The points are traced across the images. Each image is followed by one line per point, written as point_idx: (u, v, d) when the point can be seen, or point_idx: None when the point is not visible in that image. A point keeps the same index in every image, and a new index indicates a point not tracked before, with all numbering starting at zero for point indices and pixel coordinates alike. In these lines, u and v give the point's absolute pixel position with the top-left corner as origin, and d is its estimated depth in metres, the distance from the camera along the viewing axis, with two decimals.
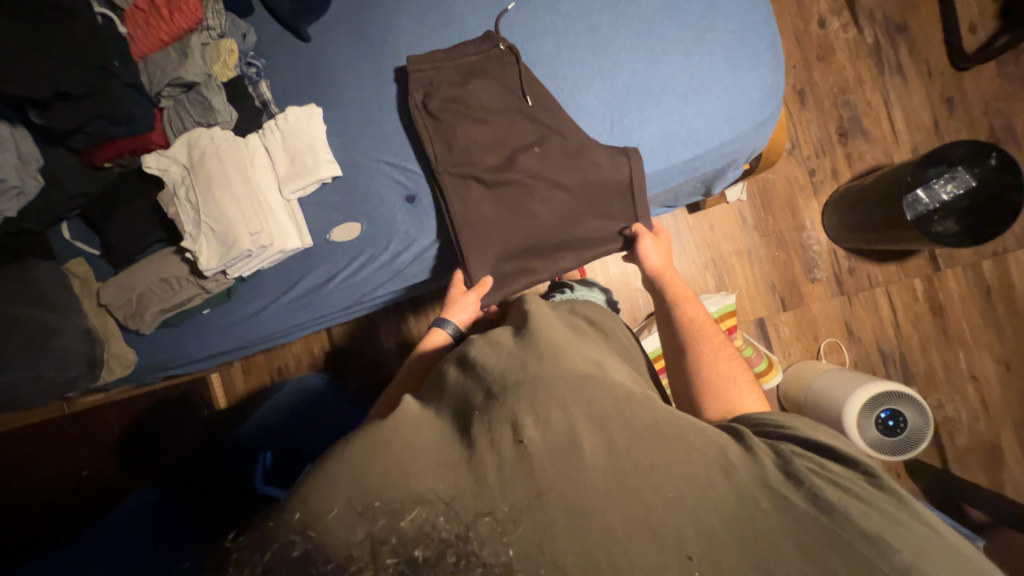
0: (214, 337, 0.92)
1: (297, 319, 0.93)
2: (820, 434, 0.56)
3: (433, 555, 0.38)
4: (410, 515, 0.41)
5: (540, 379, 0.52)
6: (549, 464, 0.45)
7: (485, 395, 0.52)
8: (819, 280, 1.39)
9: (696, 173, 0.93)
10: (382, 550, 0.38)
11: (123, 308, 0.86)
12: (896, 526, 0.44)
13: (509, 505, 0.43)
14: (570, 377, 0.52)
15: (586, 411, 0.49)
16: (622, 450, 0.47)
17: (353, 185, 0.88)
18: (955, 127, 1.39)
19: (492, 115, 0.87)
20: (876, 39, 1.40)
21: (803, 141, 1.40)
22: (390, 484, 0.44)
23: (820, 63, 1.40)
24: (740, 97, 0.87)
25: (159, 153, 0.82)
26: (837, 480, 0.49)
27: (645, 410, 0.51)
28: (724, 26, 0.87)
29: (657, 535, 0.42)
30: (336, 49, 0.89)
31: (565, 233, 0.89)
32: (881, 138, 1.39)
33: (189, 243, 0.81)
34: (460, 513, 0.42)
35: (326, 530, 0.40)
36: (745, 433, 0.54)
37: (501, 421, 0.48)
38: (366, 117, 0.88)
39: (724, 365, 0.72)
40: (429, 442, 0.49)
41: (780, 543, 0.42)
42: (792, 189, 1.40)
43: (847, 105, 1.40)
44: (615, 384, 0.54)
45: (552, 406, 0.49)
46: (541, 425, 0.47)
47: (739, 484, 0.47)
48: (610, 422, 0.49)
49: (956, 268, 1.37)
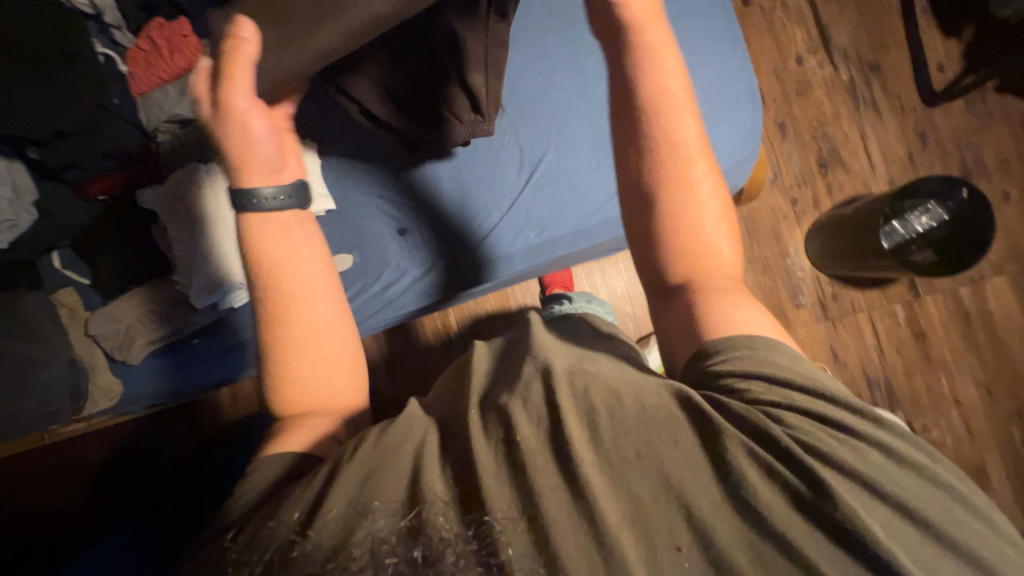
0: (194, 369, 0.90)
1: (211, 369, 0.91)
2: (800, 367, 0.51)
3: (431, 555, 0.39)
4: (405, 518, 0.42)
5: (532, 378, 0.51)
6: (541, 461, 0.44)
7: (479, 402, 0.51)
8: (804, 306, 1.42)
9: None
10: (382, 549, 0.39)
11: (112, 338, 0.86)
12: (894, 519, 0.42)
13: (507, 495, 0.43)
14: (558, 372, 0.51)
15: (574, 400, 0.48)
16: (608, 442, 0.45)
17: (346, 217, 0.91)
18: (928, 159, 1.46)
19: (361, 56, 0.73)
20: (850, 76, 1.47)
21: (785, 171, 1.45)
22: (390, 483, 0.46)
23: (799, 98, 1.46)
24: (720, 138, 0.91)
25: (154, 190, 0.84)
26: (839, 454, 0.43)
27: (634, 397, 0.48)
28: (704, 70, 0.91)
29: (642, 525, 0.41)
30: None
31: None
32: (858, 169, 1.45)
33: (180, 276, 0.82)
34: (454, 514, 0.42)
35: (324, 529, 0.42)
36: (729, 402, 0.47)
37: (492, 423, 0.48)
38: (364, 154, 0.92)
39: (709, 225, 0.61)
40: (420, 449, 0.49)
41: (772, 518, 0.41)
42: (776, 217, 1.44)
43: (826, 137, 1.46)
44: (605, 374, 0.52)
45: (542, 403, 0.48)
46: (534, 423, 0.47)
47: (735, 474, 0.43)
48: (598, 414, 0.47)
49: (935, 294, 1.41)
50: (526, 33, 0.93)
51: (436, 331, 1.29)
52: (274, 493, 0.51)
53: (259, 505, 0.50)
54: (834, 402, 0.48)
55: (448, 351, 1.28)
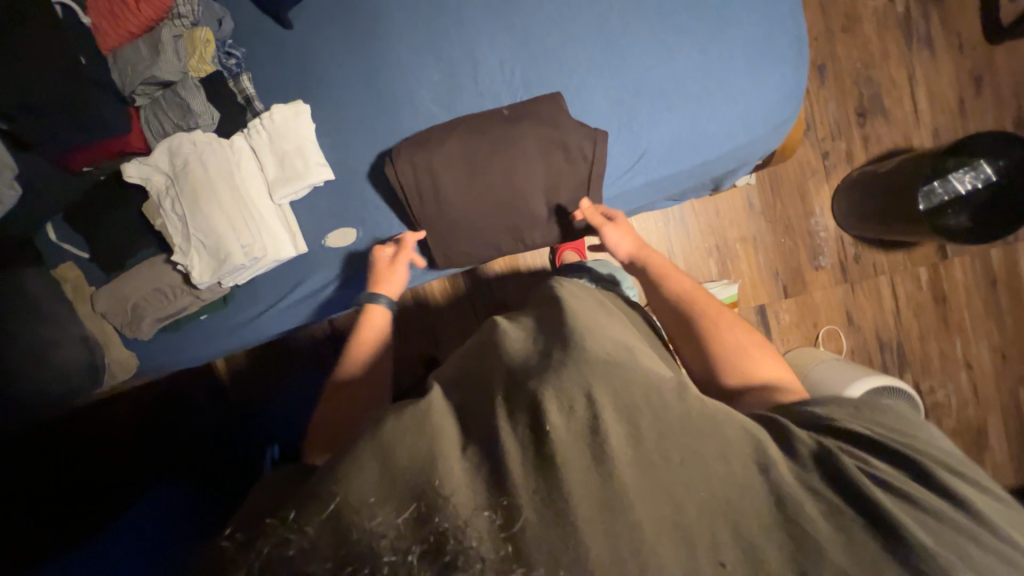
0: (211, 341, 0.90)
1: (225, 344, 0.91)
2: (903, 423, 0.51)
3: (432, 548, 0.37)
4: (408, 512, 0.38)
5: (567, 367, 0.48)
6: (574, 453, 0.41)
7: (503, 388, 0.48)
8: (823, 268, 1.36)
9: (707, 175, 0.88)
10: (381, 545, 0.37)
11: (119, 316, 0.84)
12: (977, 548, 0.39)
13: (531, 490, 0.40)
14: (599, 360, 0.49)
15: (613, 397, 0.45)
16: (650, 444, 0.43)
17: (346, 188, 0.83)
18: (981, 108, 1.32)
19: (441, 129, 0.80)
20: (907, 8, 1.29)
21: (819, 121, 1.33)
22: (402, 465, 0.41)
23: (845, 35, 1.30)
24: (761, 99, 0.81)
25: (140, 160, 0.76)
26: (905, 486, 0.43)
27: (675, 400, 0.47)
28: (747, 17, 0.80)
29: (682, 533, 0.40)
30: (320, 36, 0.80)
31: (474, 132, 0.79)
32: (901, 120, 1.32)
33: (178, 257, 0.76)
34: (469, 504, 0.39)
35: (321, 528, 0.38)
36: (789, 428, 0.49)
37: (518, 409, 0.45)
38: (360, 117, 0.81)
39: (764, 367, 0.64)
40: (435, 432, 0.44)
41: (826, 540, 0.39)
42: (804, 173, 1.34)
43: (870, 82, 1.31)
44: (646, 370, 0.51)
45: (577, 393, 0.45)
46: (566, 414, 0.44)
47: (781, 483, 0.43)
48: (639, 413, 0.45)
49: (964, 257, 1.35)
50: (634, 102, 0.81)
51: (444, 294, 1.27)
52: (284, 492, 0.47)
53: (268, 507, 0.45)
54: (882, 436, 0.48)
55: (454, 317, 1.27)
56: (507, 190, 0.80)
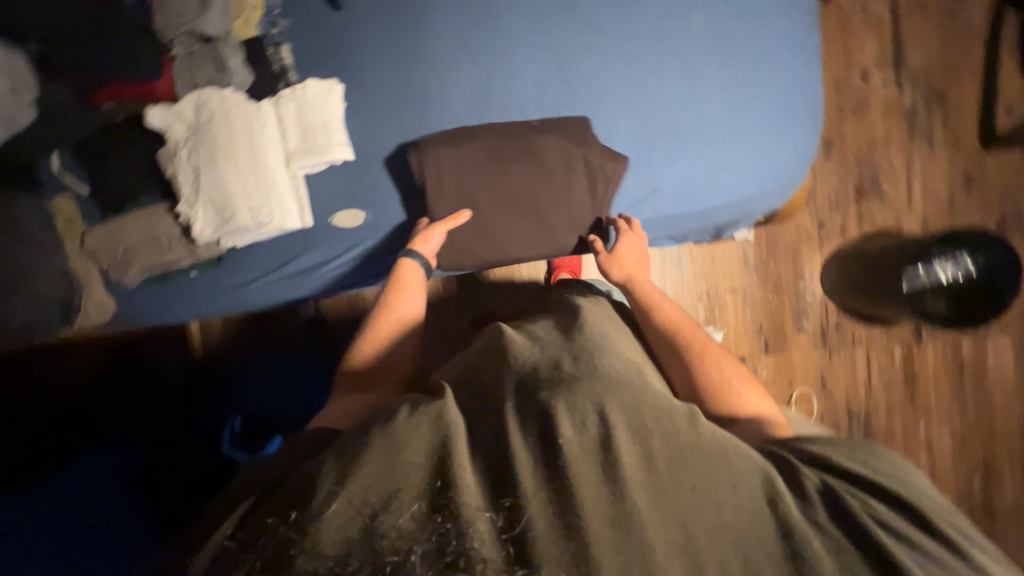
0: (203, 300, 0.89)
1: (222, 306, 0.90)
2: (909, 475, 0.51)
3: (431, 549, 0.37)
4: (410, 512, 0.39)
5: (579, 384, 0.49)
6: (585, 468, 0.42)
7: (514, 396, 0.48)
8: (805, 331, 1.40)
9: (710, 222, 0.91)
10: (381, 544, 0.37)
11: (108, 258, 0.82)
12: None
13: (542, 498, 0.40)
14: (609, 381, 0.51)
15: (624, 415, 0.46)
16: (661, 467, 0.44)
17: (363, 172, 0.83)
18: (968, 205, 1.40)
19: (469, 133, 0.81)
20: (912, 102, 1.38)
21: (821, 191, 1.39)
22: (409, 462, 0.41)
23: (854, 116, 1.38)
24: (773, 158, 0.86)
25: (164, 107, 0.76)
26: (911, 535, 0.44)
27: (684, 425, 0.47)
28: (770, 81, 0.85)
29: (693, 556, 0.40)
30: (365, 22, 0.82)
31: (503, 139, 0.81)
32: (896, 203, 1.39)
33: (183, 208, 0.76)
34: (478, 506, 0.39)
35: (321, 526, 0.38)
36: (795, 463, 0.49)
37: (528, 415, 0.46)
38: (391, 106, 0.83)
39: (749, 398, 0.65)
40: (448, 433, 0.43)
41: None
42: (800, 238, 1.39)
43: (871, 163, 1.39)
44: (656, 393, 0.51)
45: (589, 408, 0.46)
46: (578, 428, 0.44)
47: (787, 518, 0.43)
48: (650, 434, 0.45)
49: (936, 342, 1.41)
50: (654, 138, 0.84)
51: (435, 294, 1.27)
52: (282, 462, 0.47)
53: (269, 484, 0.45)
54: (885, 477, 0.49)
55: (440, 318, 1.27)
56: (523, 205, 0.84)
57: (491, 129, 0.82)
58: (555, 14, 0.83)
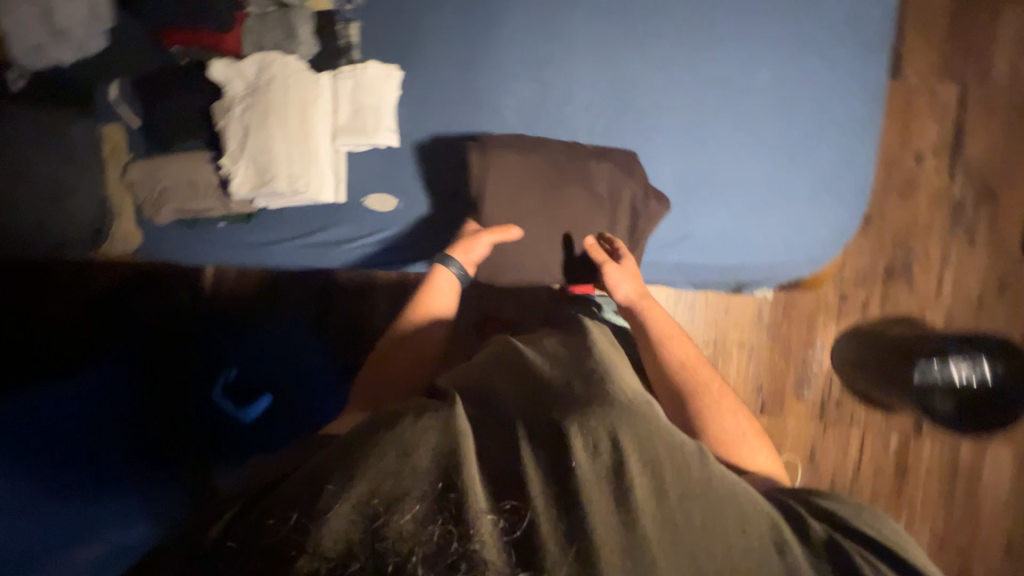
0: (231, 250, 0.90)
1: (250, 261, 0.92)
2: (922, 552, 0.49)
3: (434, 551, 0.38)
4: (412, 513, 0.39)
5: (595, 406, 0.48)
6: (596, 492, 0.42)
7: (524, 414, 0.48)
8: (804, 399, 1.38)
9: (734, 278, 0.90)
10: (382, 545, 0.38)
11: (144, 192, 0.84)
12: None
13: (551, 516, 0.41)
14: (630, 405, 0.49)
15: (640, 443, 0.46)
16: (673, 500, 0.43)
17: (403, 160, 0.84)
18: (998, 309, 1.36)
19: (527, 142, 0.82)
20: (962, 194, 1.35)
21: (850, 264, 1.37)
22: (416, 466, 0.42)
23: (900, 196, 1.35)
24: (810, 229, 0.85)
25: (228, 61, 0.78)
26: None
27: (697, 461, 0.47)
28: (823, 152, 0.84)
29: None
30: (437, 14, 0.83)
31: (563, 153, 0.82)
32: (923, 292, 1.36)
33: (226, 162, 0.78)
34: (483, 511, 0.40)
35: (322, 523, 0.38)
36: (805, 518, 0.48)
37: (539, 432, 0.46)
38: (444, 101, 0.84)
39: (755, 452, 0.64)
40: (455, 442, 0.43)
41: None
42: (818, 306, 1.37)
43: (906, 247, 1.36)
44: (671, 425, 0.50)
45: (604, 433, 0.45)
46: (590, 453, 0.44)
47: (795, 568, 0.42)
48: (663, 467, 0.45)
49: (935, 439, 1.38)
50: (694, 185, 0.84)
51: None
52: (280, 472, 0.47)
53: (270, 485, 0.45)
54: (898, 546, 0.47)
55: None
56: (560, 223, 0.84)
57: (547, 142, 0.83)
58: (623, 42, 0.83)
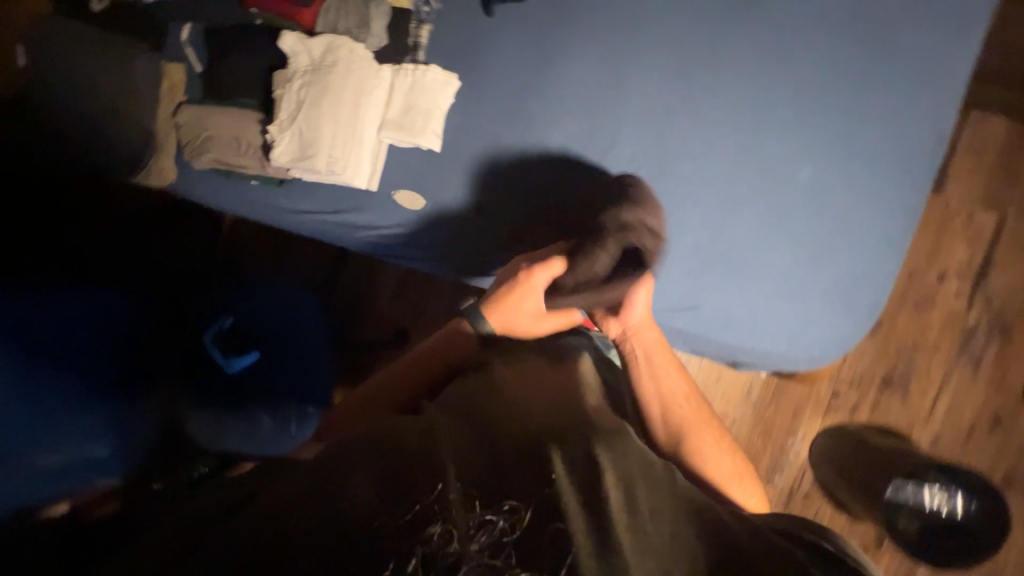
0: (258, 210, 0.90)
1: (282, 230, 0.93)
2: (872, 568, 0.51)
3: (432, 548, 0.38)
4: (407, 514, 0.40)
5: (570, 429, 0.51)
6: (573, 493, 0.43)
7: (507, 432, 0.51)
8: (773, 484, 1.37)
9: (730, 357, 0.91)
10: (383, 542, 0.38)
11: (190, 136, 0.87)
12: None
13: (536, 512, 0.41)
14: (600, 426, 0.53)
15: (612, 457, 0.47)
16: (642, 508, 0.44)
17: (440, 164, 0.86)
18: (988, 445, 1.34)
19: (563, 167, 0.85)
20: (976, 322, 1.34)
21: (848, 363, 1.36)
22: (410, 473, 0.44)
23: (914, 309, 1.35)
24: (816, 328, 0.85)
25: (299, 36, 0.82)
26: None
27: (660, 477, 0.49)
28: (847, 253, 0.84)
29: None
30: (507, 35, 0.85)
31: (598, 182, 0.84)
32: (915, 408, 1.35)
33: (273, 130, 0.81)
34: (470, 510, 0.41)
35: (323, 524, 0.40)
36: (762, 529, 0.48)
37: (518, 441, 0.48)
38: (493, 118, 0.85)
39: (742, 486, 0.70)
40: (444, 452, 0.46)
41: None
42: (808, 396, 1.37)
43: (909, 360, 1.35)
44: (640, 446, 0.52)
45: (579, 445, 0.48)
46: (570, 460, 0.46)
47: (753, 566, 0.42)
48: (634, 477, 0.46)
49: (894, 559, 1.35)
50: (712, 258, 0.85)
51: None
52: (249, 495, 0.51)
53: (245, 505, 0.49)
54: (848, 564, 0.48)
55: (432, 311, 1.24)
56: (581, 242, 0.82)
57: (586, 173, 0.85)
58: (677, 103, 0.85)
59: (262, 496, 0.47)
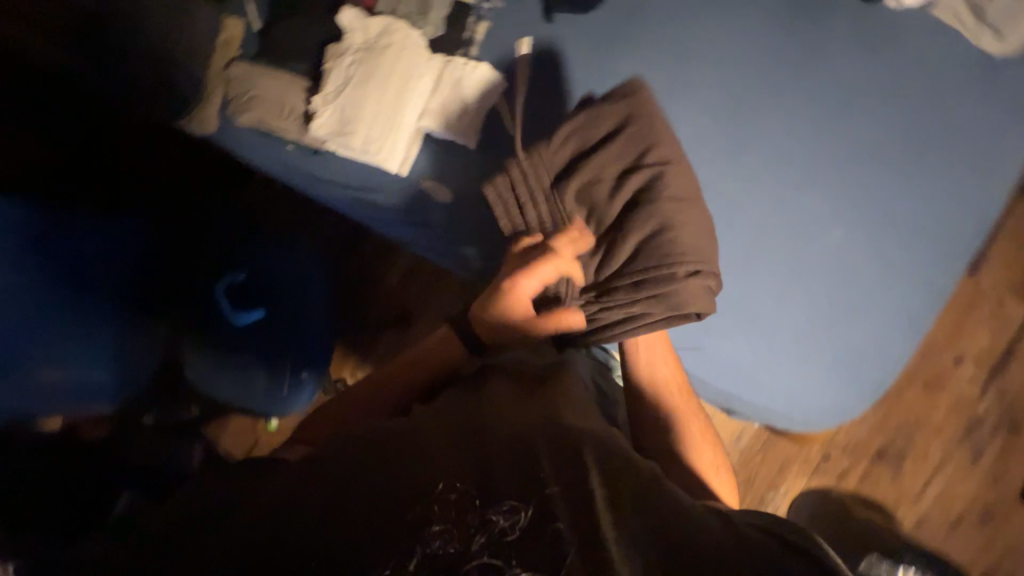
0: (297, 180, 0.91)
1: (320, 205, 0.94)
2: None
3: (436, 545, 0.40)
4: (411, 515, 0.42)
5: (556, 429, 0.51)
6: (559, 492, 0.43)
7: (497, 429, 0.51)
8: None
9: (726, 406, 0.89)
10: (391, 543, 0.41)
11: (236, 92, 0.88)
12: None
13: (529, 512, 0.41)
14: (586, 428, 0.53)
15: (599, 459, 0.47)
16: (626, 507, 0.44)
17: (472, 159, 0.86)
18: (973, 537, 1.30)
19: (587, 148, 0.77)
20: (984, 412, 1.30)
21: (846, 428, 1.33)
22: (408, 478, 0.45)
23: (923, 387, 1.31)
24: (821, 392, 0.83)
25: (358, 14, 0.84)
26: None
27: (646, 477, 0.49)
28: (866, 320, 0.82)
29: None
30: (562, 44, 0.85)
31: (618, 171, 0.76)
32: (905, 486, 1.32)
33: (316, 102, 0.84)
34: (466, 510, 0.42)
35: (332, 531, 0.42)
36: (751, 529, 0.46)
37: (505, 439, 0.49)
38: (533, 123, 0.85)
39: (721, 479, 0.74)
40: (439, 459, 0.47)
41: None
42: (798, 454, 1.34)
43: (908, 437, 1.32)
44: (623, 449, 0.52)
45: (566, 448, 0.48)
46: (556, 462, 0.46)
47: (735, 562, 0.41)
48: (619, 478, 0.46)
49: None
50: (725, 303, 0.83)
51: None
52: (249, 494, 0.51)
53: (245, 501, 0.49)
54: None
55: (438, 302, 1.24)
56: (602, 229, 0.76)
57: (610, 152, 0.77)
58: (721, 140, 0.84)
59: (255, 497, 0.49)
